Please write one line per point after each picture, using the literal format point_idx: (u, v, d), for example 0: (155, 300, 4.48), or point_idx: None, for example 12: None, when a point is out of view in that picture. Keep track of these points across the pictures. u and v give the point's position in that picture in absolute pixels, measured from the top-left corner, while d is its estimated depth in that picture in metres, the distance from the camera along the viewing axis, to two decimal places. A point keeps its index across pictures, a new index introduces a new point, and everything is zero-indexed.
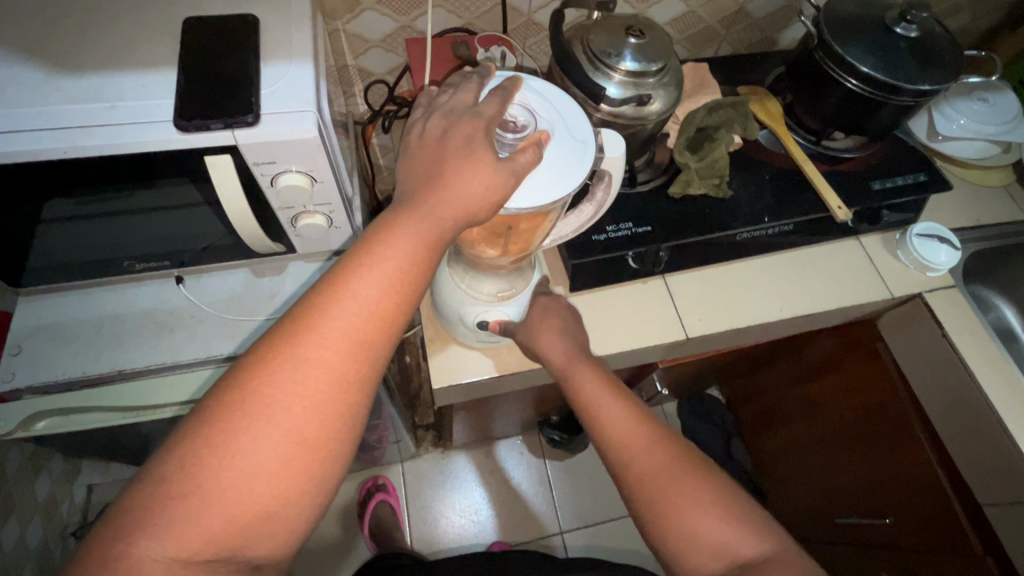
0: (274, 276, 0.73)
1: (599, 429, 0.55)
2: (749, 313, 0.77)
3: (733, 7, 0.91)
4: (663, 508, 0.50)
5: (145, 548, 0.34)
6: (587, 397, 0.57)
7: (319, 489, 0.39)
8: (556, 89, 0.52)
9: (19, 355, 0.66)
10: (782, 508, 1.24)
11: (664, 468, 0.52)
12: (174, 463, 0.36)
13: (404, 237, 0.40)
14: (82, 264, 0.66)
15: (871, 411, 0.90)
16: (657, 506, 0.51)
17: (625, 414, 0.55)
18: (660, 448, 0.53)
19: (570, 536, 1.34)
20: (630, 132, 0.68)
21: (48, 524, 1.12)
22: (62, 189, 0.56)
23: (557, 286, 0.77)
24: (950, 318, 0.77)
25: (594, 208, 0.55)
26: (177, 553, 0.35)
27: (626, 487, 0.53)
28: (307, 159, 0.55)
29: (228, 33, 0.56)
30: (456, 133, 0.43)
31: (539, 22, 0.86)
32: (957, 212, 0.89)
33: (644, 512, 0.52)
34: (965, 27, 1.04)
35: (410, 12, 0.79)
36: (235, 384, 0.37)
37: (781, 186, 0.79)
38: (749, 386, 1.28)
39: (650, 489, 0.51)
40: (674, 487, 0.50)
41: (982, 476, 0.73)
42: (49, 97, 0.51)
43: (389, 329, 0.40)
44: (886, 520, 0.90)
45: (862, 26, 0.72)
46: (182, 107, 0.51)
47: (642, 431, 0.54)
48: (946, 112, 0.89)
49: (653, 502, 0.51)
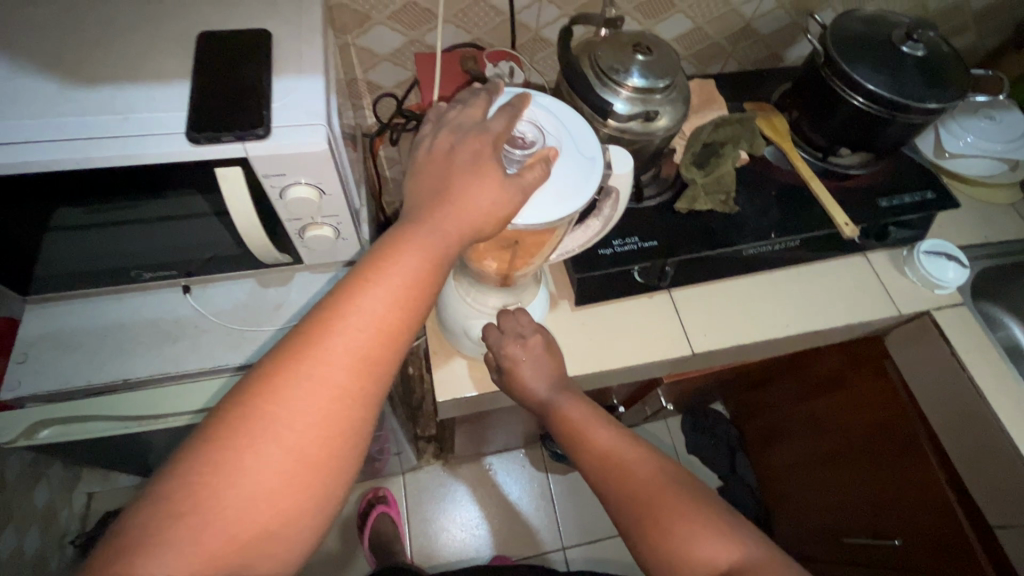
0: (279, 287, 0.73)
1: (587, 450, 0.56)
2: (754, 330, 0.77)
3: (739, 25, 0.92)
4: (652, 522, 0.50)
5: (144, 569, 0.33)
6: (576, 420, 0.58)
7: (320, 507, 0.38)
8: (563, 106, 0.52)
9: (24, 363, 0.66)
10: (789, 528, 1.22)
11: (652, 484, 0.51)
12: (178, 480, 0.35)
13: (410, 253, 0.40)
14: (90, 273, 0.67)
15: (878, 430, 0.90)
16: (644, 519, 0.50)
17: (613, 434, 0.56)
18: (646, 462, 0.53)
19: (572, 552, 1.33)
20: (637, 148, 0.68)
21: (47, 532, 1.12)
22: (72, 199, 0.56)
23: (562, 300, 0.77)
24: (959, 336, 0.77)
25: (601, 223, 0.54)
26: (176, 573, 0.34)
27: (613, 507, 0.53)
28: (316, 172, 0.56)
29: (240, 47, 0.57)
30: (464, 149, 0.43)
31: (547, 38, 0.87)
32: (964, 229, 0.89)
33: (632, 529, 0.51)
34: (970, 46, 1.04)
35: (419, 27, 0.80)
36: (239, 400, 0.37)
37: (788, 202, 0.79)
38: (754, 402, 1.26)
39: (634, 505, 0.51)
40: (663, 504, 0.50)
41: (994, 498, 0.72)
42: (63, 108, 0.52)
43: (393, 345, 0.40)
44: (894, 542, 0.88)
45: (869, 44, 0.73)
46: (194, 119, 0.52)
47: (629, 448, 0.55)
48: (953, 130, 0.90)
49: (639, 516, 0.50)
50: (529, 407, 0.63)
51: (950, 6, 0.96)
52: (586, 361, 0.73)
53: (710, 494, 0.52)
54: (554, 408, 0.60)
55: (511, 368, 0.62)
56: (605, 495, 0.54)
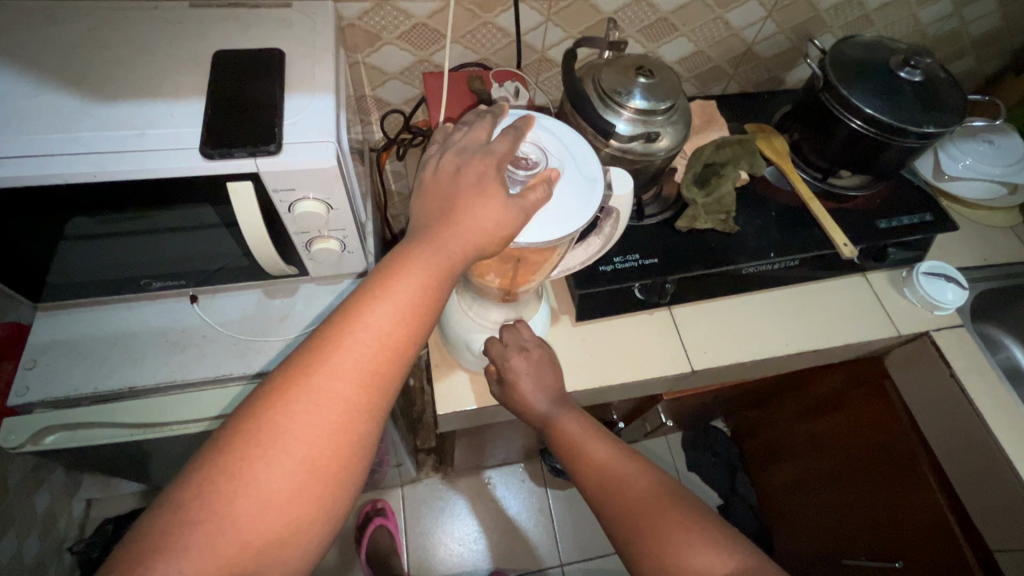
0: (285, 298, 0.75)
1: (583, 465, 0.57)
2: (754, 348, 0.77)
3: (741, 48, 0.94)
4: (648, 532, 0.50)
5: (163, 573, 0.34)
6: (572, 435, 0.59)
7: (328, 516, 0.39)
8: (566, 128, 0.54)
9: (34, 369, 0.67)
10: (789, 548, 1.21)
11: (647, 496, 0.52)
12: (192, 489, 0.36)
13: (415, 270, 0.42)
14: (101, 281, 0.68)
15: (878, 452, 0.89)
16: (640, 530, 0.50)
17: (607, 450, 0.57)
18: (642, 475, 0.54)
19: (570, 568, 1.32)
20: (638, 167, 0.69)
21: (46, 539, 1.12)
22: (87, 210, 0.57)
23: (563, 315, 0.78)
24: (957, 358, 0.78)
25: (602, 241, 0.56)
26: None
27: (608, 521, 0.54)
28: (324, 188, 0.57)
29: (255, 66, 0.58)
30: (468, 170, 0.44)
31: (552, 59, 0.89)
32: (964, 251, 0.90)
33: (627, 542, 0.51)
34: (969, 71, 1.06)
35: (427, 46, 0.82)
36: (250, 412, 0.38)
37: (787, 222, 0.80)
38: (755, 420, 1.26)
39: (629, 517, 0.52)
40: (657, 514, 0.50)
41: (993, 521, 0.72)
42: (83, 123, 0.54)
43: (399, 359, 0.41)
44: (895, 564, 0.87)
45: (867, 69, 0.74)
46: (208, 136, 0.53)
47: (625, 463, 0.56)
48: (951, 153, 0.91)
49: (635, 527, 0.51)
50: (528, 421, 0.64)
51: (948, 32, 0.98)
52: (586, 376, 0.74)
53: (707, 510, 0.52)
54: (551, 424, 0.61)
55: (512, 381, 0.62)
56: (602, 509, 0.54)
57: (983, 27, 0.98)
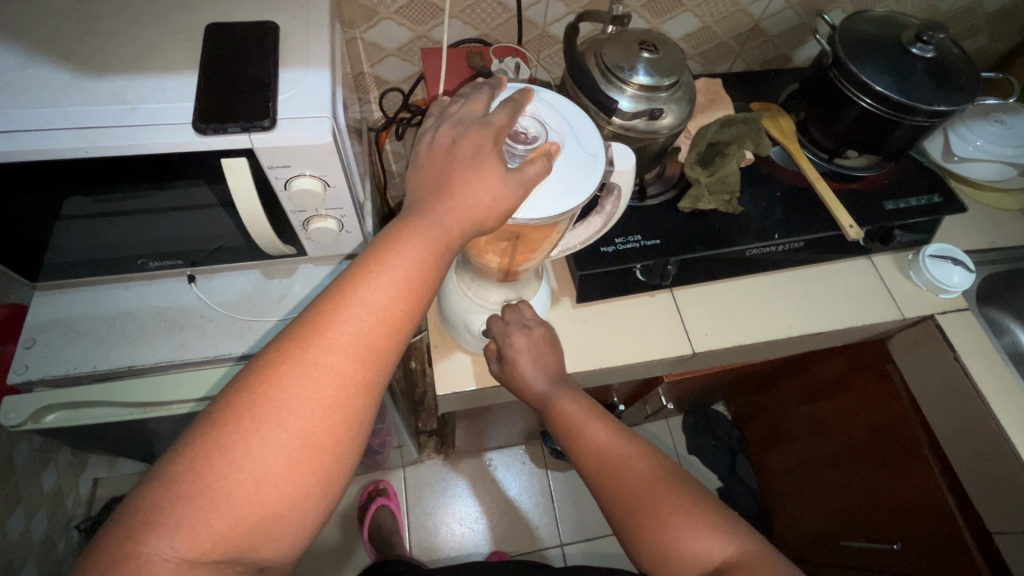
0: (284, 278, 0.74)
1: (584, 448, 0.56)
2: (756, 330, 0.76)
3: (748, 24, 0.92)
4: (645, 513, 0.50)
5: (157, 546, 0.35)
6: (571, 417, 0.58)
7: (323, 492, 0.39)
8: (567, 101, 0.52)
9: (31, 348, 0.67)
10: (789, 530, 1.22)
11: (646, 474, 0.52)
12: (184, 464, 0.36)
13: (413, 244, 0.41)
14: (97, 261, 0.68)
15: (880, 434, 0.89)
16: (635, 511, 0.50)
17: (608, 431, 0.56)
18: (643, 457, 0.53)
19: (570, 548, 1.33)
20: (642, 146, 0.68)
21: (54, 516, 1.13)
22: (81, 188, 0.57)
23: (563, 297, 0.77)
24: (962, 340, 0.76)
25: (602, 220, 0.55)
26: (187, 553, 0.35)
27: (606, 503, 0.54)
28: (320, 164, 0.56)
29: (248, 40, 0.57)
30: (465, 143, 0.43)
31: (554, 35, 0.87)
32: (973, 233, 0.88)
33: (625, 525, 0.51)
34: (983, 48, 1.03)
35: (426, 22, 0.80)
36: (245, 387, 0.38)
37: (792, 203, 0.78)
38: (756, 403, 1.26)
39: (627, 502, 0.51)
40: (655, 497, 0.50)
41: (992, 503, 0.71)
42: (72, 97, 0.52)
43: (396, 335, 0.41)
44: (893, 546, 0.88)
45: (878, 46, 0.72)
46: (201, 110, 0.52)
47: (625, 444, 0.55)
48: (963, 134, 0.89)
49: (631, 509, 0.51)
50: (528, 400, 0.63)
51: (962, 8, 0.95)
52: (585, 358, 0.73)
53: (704, 493, 0.52)
54: (549, 406, 0.60)
55: (512, 358, 0.62)
56: (601, 491, 0.54)
57: (998, 2, 0.95)
